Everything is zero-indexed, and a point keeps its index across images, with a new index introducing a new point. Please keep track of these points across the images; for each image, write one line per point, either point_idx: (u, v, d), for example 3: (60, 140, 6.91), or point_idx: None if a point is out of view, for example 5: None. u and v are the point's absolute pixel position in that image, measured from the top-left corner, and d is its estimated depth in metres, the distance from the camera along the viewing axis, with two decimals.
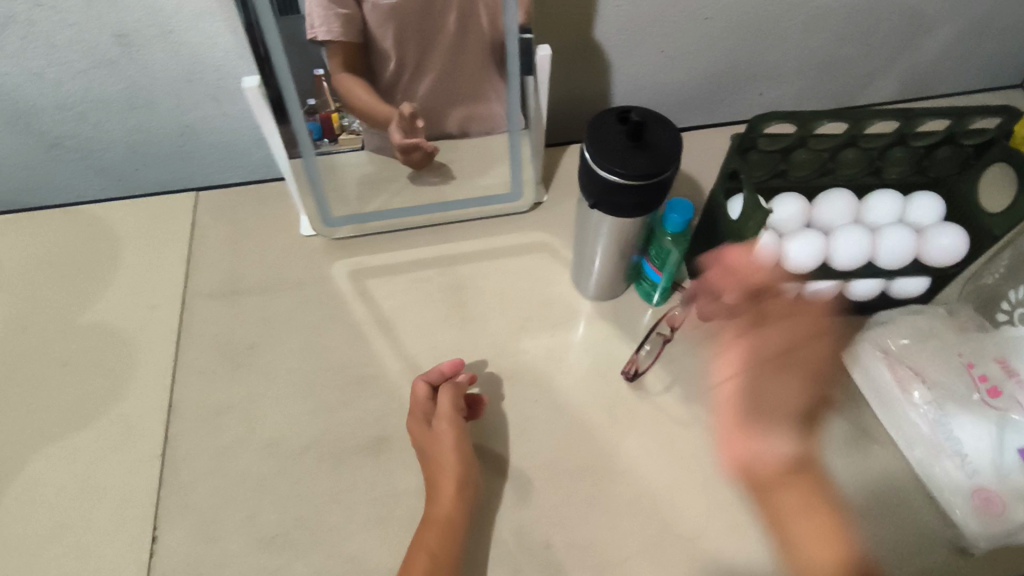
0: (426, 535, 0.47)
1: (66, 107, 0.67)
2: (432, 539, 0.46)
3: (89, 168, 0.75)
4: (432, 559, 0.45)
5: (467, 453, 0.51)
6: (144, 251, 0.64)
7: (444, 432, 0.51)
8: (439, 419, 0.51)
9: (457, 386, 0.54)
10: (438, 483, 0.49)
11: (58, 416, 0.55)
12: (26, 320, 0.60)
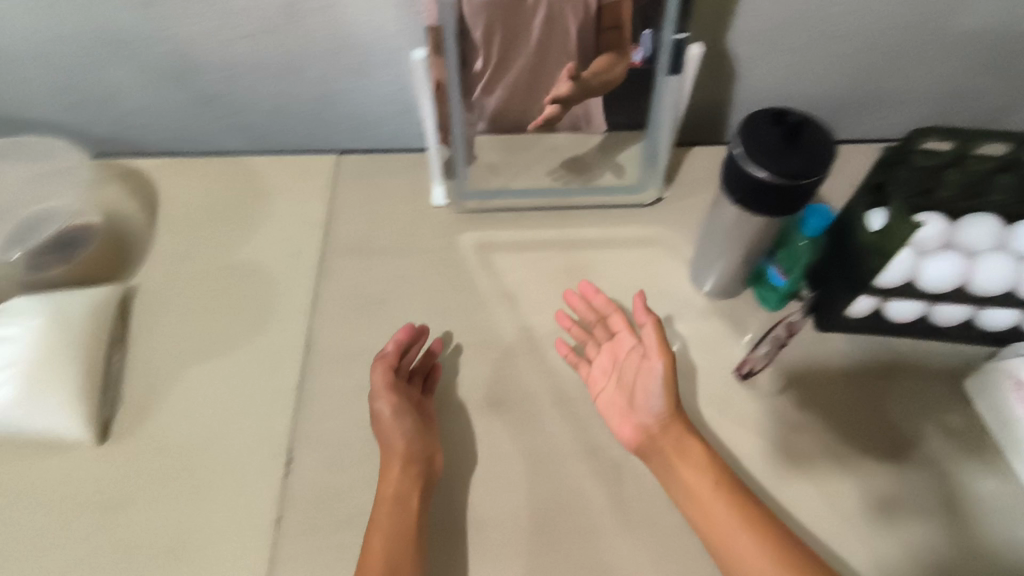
0: (381, 514, 0.49)
1: (226, 68, 0.73)
2: (387, 516, 0.48)
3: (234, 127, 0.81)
4: (389, 534, 0.47)
5: (416, 428, 0.53)
6: (287, 203, 0.69)
7: (386, 409, 0.53)
8: (379, 397, 0.54)
9: (398, 361, 0.57)
10: (388, 462, 0.51)
11: (205, 342, 0.60)
12: (184, 253, 0.66)
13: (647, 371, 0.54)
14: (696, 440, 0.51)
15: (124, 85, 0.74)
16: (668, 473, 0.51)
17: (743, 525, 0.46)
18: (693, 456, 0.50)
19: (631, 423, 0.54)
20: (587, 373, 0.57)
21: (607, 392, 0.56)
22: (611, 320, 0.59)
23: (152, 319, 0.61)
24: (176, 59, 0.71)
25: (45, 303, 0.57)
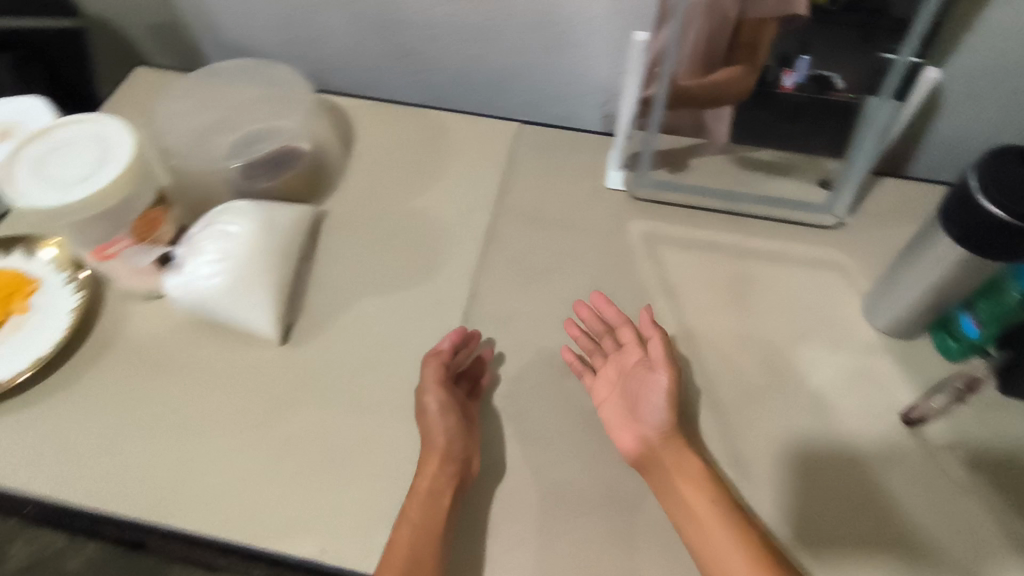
0: (410, 509, 0.49)
1: (429, 27, 0.77)
2: (416, 511, 0.49)
3: (421, 80, 0.85)
4: (414, 529, 0.48)
5: (456, 428, 0.53)
6: (470, 162, 0.73)
7: (432, 404, 0.54)
8: (428, 392, 0.54)
9: (451, 359, 0.57)
10: (425, 459, 0.51)
11: (380, 275, 0.65)
12: (374, 191, 0.71)
13: (654, 386, 0.54)
14: (694, 458, 0.51)
15: (335, 30, 0.80)
16: (665, 487, 0.51)
17: (744, 548, 0.46)
18: (688, 474, 0.50)
19: (632, 434, 0.54)
20: (592, 384, 0.57)
21: (610, 402, 0.56)
22: (621, 333, 0.59)
23: (336, 244, 0.67)
24: (390, 10, 0.76)
25: (247, 207, 0.61)
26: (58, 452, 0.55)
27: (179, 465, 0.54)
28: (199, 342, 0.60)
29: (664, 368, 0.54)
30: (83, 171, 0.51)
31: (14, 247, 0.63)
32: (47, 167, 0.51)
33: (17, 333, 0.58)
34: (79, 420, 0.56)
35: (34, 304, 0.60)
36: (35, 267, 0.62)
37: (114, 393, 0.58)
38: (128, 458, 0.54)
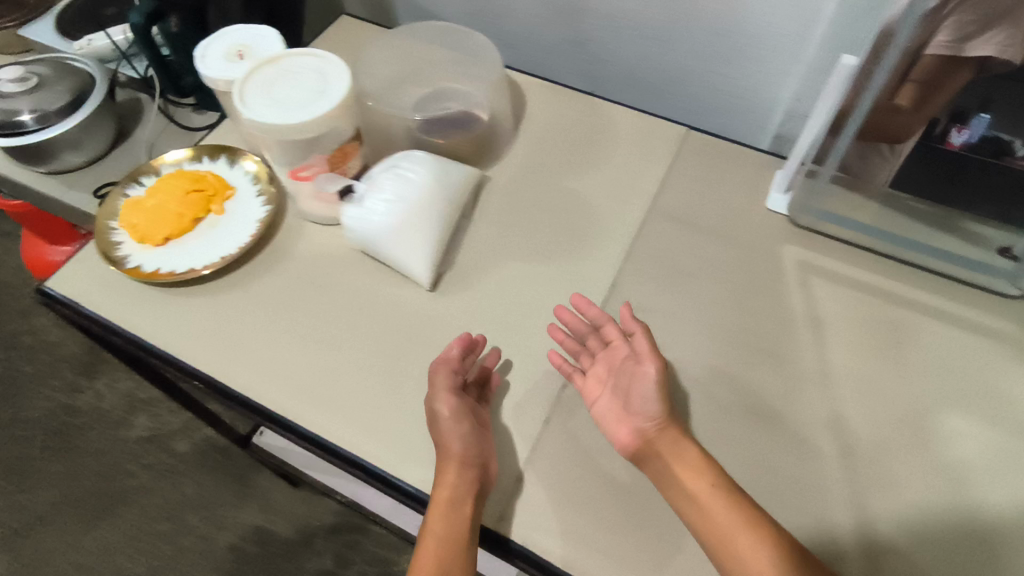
0: (434, 517, 0.51)
1: (616, 20, 0.84)
2: (439, 519, 0.50)
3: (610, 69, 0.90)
4: (442, 537, 0.50)
5: (470, 432, 0.54)
6: (632, 157, 0.74)
7: (443, 409, 0.54)
8: (438, 398, 0.54)
9: (460, 365, 0.58)
10: (441, 468, 0.52)
11: (528, 246, 0.67)
12: (534, 166, 0.74)
13: (643, 380, 0.55)
14: (692, 445, 0.52)
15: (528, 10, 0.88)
16: (665, 476, 0.51)
17: (757, 544, 0.47)
18: (691, 467, 0.51)
19: (630, 430, 0.54)
20: (582, 382, 0.58)
21: (603, 400, 0.57)
22: (606, 330, 0.60)
23: (493, 209, 0.70)
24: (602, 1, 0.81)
25: (426, 158, 0.65)
26: (228, 338, 0.62)
27: (325, 377, 0.60)
28: (357, 272, 0.66)
29: (652, 360, 0.56)
30: (304, 100, 0.57)
31: (221, 154, 0.72)
32: (276, 92, 0.58)
33: (212, 230, 0.66)
34: (248, 315, 0.63)
35: (229, 208, 0.68)
36: (235, 176, 0.70)
37: (279, 299, 0.64)
38: (285, 359, 0.61)
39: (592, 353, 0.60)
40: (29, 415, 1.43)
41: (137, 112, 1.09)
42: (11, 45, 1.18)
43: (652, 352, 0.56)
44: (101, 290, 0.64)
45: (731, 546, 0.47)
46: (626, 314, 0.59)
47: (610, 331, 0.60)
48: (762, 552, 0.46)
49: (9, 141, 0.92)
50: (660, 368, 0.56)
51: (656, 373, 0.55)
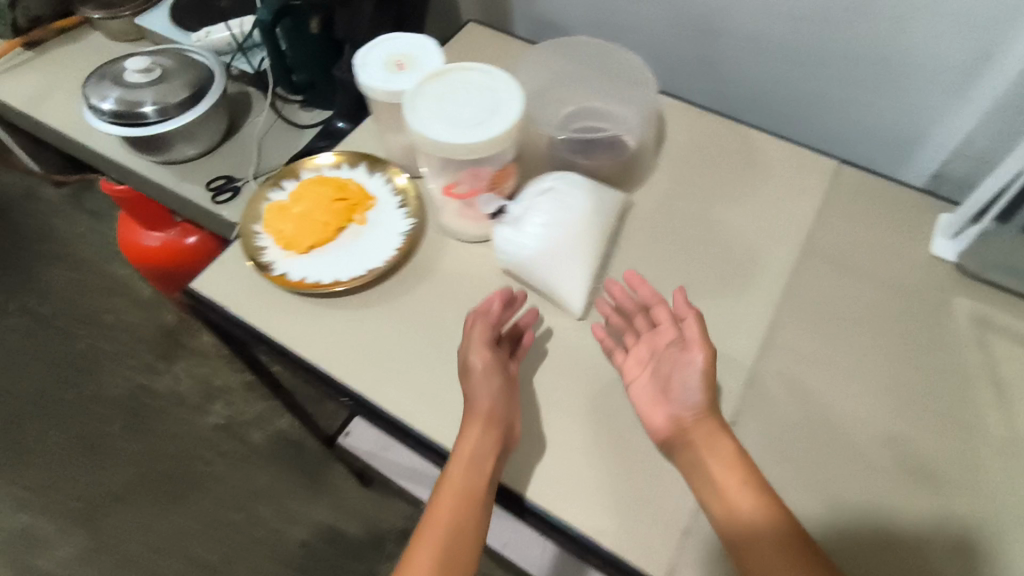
0: (452, 471, 0.53)
1: (752, 40, 0.82)
2: (456, 473, 0.53)
3: (759, 92, 0.88)
4: (456, 490, 0.52)
5: (499, 389, 0.57)
6: (785, 189, 0.71)
7: (477, 363, 0.57)
8: (474, 351, 0.57)
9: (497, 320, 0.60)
10: (466, 426, 0.55)
11: (679, 279, 0.65)
12: (681, 192, 0.71)
13: (687, 369, 0.56)
14: (727, 440, 0.53)
15: (659, 21, 0.87)
16: (695, 467, 0.53)
17: (778, 542, 0.47)
18: (726, 461, 0.52)
19: (667, 415, 0.56)
20: (624, 360, 0.60)
21: (641, 381, 0.58)
22: (656, 311, 0.60)
23: (639, 237, 0.68)
24: (777, 27, 0.79)
25: (582, 182, 0.62)
26: (375, 355, 0.61)
27: (478, 403, 0.58)
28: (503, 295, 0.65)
29: (698, 350, 0.56)
30: (478, 115, 0.56)
31: (361, 162, 0.70)
32: (448, 106, 0.56)
33: (356, 241, 0.65)
34: (395, 333, 0.62)
35: (371, 219, 0.67)
36: (375, 185, 0.69)
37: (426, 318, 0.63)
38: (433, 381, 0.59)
39: (638, 335, 0.61)
40: (110, 394, 1.46)
41: (247, 106, 1.09)
42: (125, 32, 1.19)
43: (698, 341, 0.56)
44: (247, 296, 0.64)
45: (755, 544, 0.48)
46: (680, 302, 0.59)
47: (657, 312, 0.60)
48: (782, 550, 0.47)
49: (131, 131, 0.93)
50: (706, 358, 0.56)
51: (702, 364, 0.55)
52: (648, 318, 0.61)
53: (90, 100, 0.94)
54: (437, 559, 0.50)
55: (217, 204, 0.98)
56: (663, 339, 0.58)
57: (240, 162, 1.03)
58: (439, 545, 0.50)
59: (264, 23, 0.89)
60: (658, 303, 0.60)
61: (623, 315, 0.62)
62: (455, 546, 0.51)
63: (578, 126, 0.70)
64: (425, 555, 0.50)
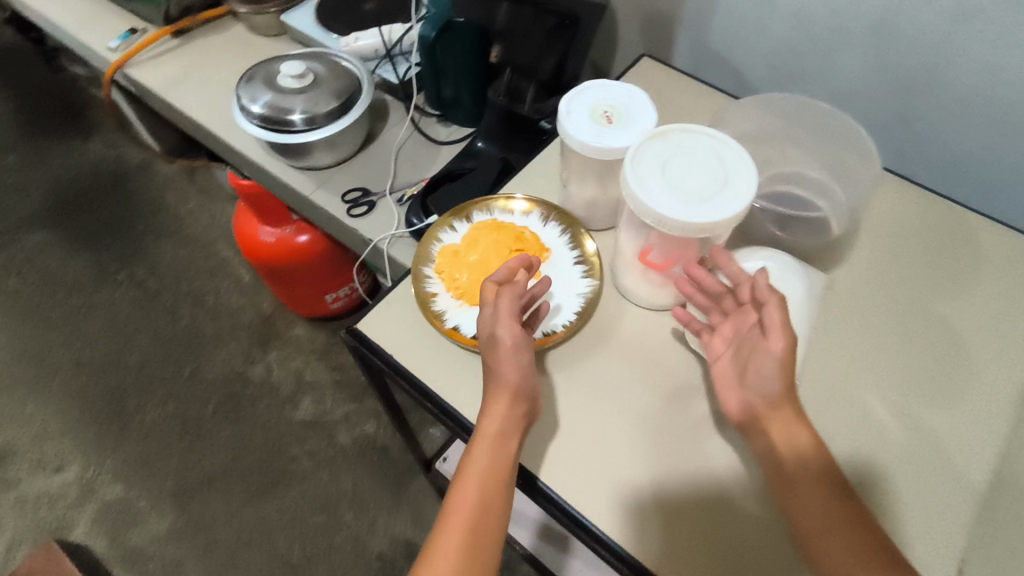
0: (478, 448, 0.52)
1: (963, 99, 0.71)
2: (484, 453, 0.51)
3: (968, 171, 0.77)
4: (485, 469, 0.51)
5: (528, 365, 0.54)
6: (1012, 287, 0.63)
7: (506, 336, 0.53)
8: (503, 325, 0.53)
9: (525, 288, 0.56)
10: (492, 399, 0.53)
11: (889, 382, 0.58)
12: (889, 278, 0.64)
13: (765, 356, 0.50)
14: (803, 430, 0.49)
15: (851, 70, 0.77)
16: (772, 461, 0.50)
17: (830, 516, 0.46)
18: (788, 448, 0.49)
19: (744, 405, 0.52)
20: (720, 342, 0.55)
21: (724, 362, 0.55)
22: (739, 289, 0.54)
23: (839, 325, 0.61)
24: (1008, 100, 0.68)
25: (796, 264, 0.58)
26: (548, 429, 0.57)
27: (664, 500, 0.53)
28: (688, 376, 0.60)
29: (772, 339, 0.48)
30: (709, 188, 0.51)
31: (536, 209, 0.66)
32: (675, 175, 0.52)
33: None
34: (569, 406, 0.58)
35: (545, 274, 0.63)
36: (550, 236, 0.65)
37: (603, 391, 0.59)
38: (613, 466, 0.55)
39: (728, 317, 0.55)
40: (206, 376, 1.48)
41: (386, 116, 1.07)
42: (268, 27, 1.18)
43: (775, 329, 0.48)
44: (415, 345, 0.60)
45: (809, 518, 0.47)
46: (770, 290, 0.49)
47: (742, 294, 0.53)
48: (839, 526, 0.45)
49: (280, 137, 0.91)
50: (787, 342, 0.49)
51: (778, 350, 0.49)
52: (735, 298, 0.55)
53: (242, 101, 0.93)
54: (467, 534, 0.49)
55: (352, 217, 0.96)
56: (745, 322, 0.53)
57: (377, 175, 1.01)
58: (469, 519, 0.49)
59: (428, 39, 0.88)
60: (742, 282, 0.53)
61: (717, 288, 0.56)
62: (484, 519, 0.50)
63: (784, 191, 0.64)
64: (455, 531, 0.49)
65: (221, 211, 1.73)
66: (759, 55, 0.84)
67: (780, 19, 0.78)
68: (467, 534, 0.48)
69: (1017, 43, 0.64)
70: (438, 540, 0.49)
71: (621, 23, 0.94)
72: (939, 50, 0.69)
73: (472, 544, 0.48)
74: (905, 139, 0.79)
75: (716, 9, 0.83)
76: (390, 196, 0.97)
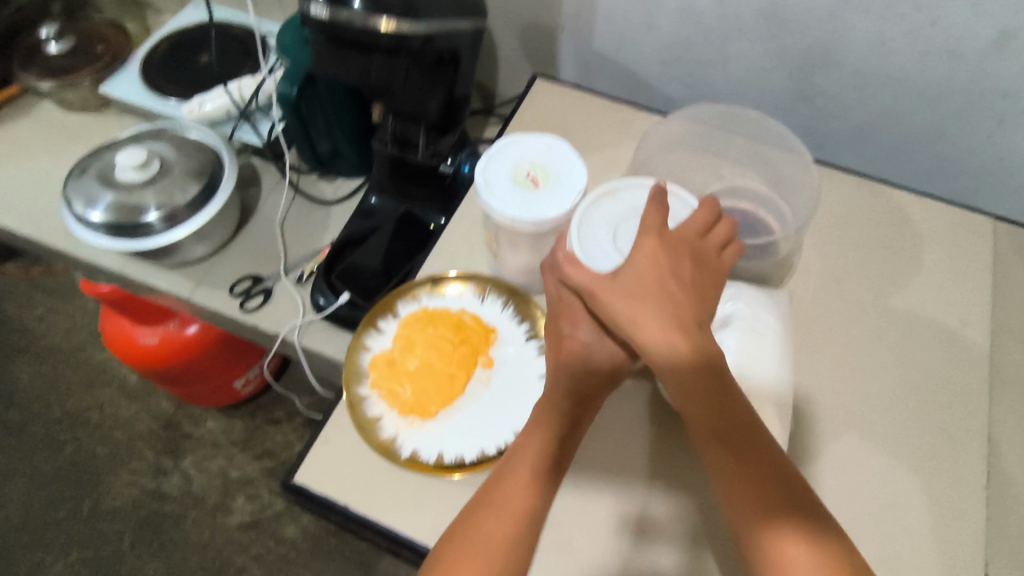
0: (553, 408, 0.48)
1: (858, 75, 0.71)
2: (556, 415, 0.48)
3: (869, 142, 0.78)
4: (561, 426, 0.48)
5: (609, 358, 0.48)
6: (952, 265, 0.64)
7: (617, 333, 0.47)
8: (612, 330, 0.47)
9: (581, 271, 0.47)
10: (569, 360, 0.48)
11: (869, 390, 0.57)
12: (840, 281, 0.63)
13: (630, 269, 0.43)
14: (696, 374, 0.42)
15: (744, 61, 0.74)
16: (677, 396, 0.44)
17: (736, 434, 0.44)
18: (697, 402, 0.43)
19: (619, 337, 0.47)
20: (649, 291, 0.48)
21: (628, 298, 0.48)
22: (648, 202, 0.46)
23: (808, 340, 0.60)
24: (902, 70, 0.68)
25: (765, 297, 0.54)
26: (553, 542, 0.52)
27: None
28: (668, 441, 0.56)
29: (641, 237, 0.44)
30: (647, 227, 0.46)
31: (467, 285, 0.59)
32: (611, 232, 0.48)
33: (488, 391, 0.54)
34: (572, 512, 0.53)
35: (497, 358, 0.56)
36: (492, 314, 0.58)
37: (598, 485, 0.54)
38: (636, 564, 0.50)
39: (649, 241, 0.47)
40: (113, 506, 1.28)
41: (258, 185, 0.93)
42: (85, 101, 0.99)
43: (646, 228, 0.44)
44: (373, 484, 0.51)
45: (723, 437, 0.44)
46: (704, 204, 0.47)
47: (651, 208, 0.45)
48: (750, 479, 0.43)
49: (136, 242, 0.76)
50: (659, 249, 0.43)
51: (644, 251, 0.43)
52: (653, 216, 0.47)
53: (76, 208, 0.77)
54: (534, 491, 0.45)
55: (247, 312, 0.83)
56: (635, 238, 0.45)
57: (266, 256, 0.88)
58: (538, 475, 0.46)
59: (290, 96, 0.77)
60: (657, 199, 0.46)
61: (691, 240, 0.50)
62: (553, 479, 0.46)
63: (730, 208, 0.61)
64: (523, 488, 0.45)
65: (81, 310, 1.49)
66: (651, 55, 0.79)
67: (667, 18, 0.74)
68: (535, 491, 0.45)
69: (906, 14, 0.63)
70: (505, 493, 0.45)
71: (500, 40, 0.87)
72: (833, 30, 0.67)
73: (536, 504, 0.45)
74: (809, 118, 0.78)
75: (598, 14, 0.77)
76: (287, 277, 0.85)
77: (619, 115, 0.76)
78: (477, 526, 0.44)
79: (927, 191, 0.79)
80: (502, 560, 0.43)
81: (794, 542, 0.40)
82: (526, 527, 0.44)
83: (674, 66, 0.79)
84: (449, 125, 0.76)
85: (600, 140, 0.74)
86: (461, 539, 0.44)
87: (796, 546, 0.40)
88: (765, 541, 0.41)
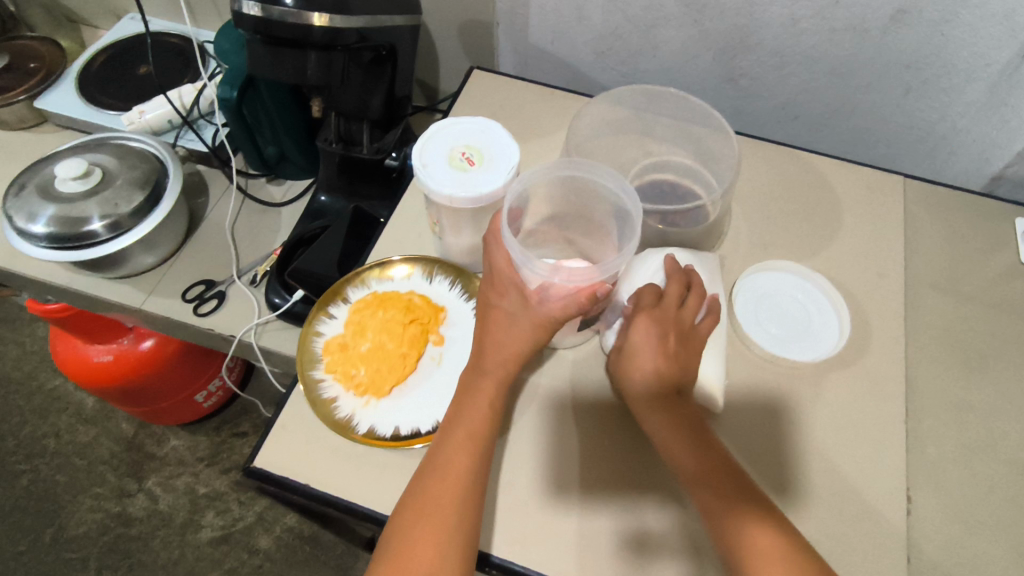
0: (491, 373, 0.52)
1: (775, 55, 0.75)
2: (492, 385, 0.52)
3: (792, 117, 0.83)
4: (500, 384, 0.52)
5: (537, 331, 0.51)
6: (869, 222, 0.68)
7: (553, 311, 0.50)
8: (547, 304, 0.50)
9: (503, 267, 0.52)
10: (497, 334, 0.53)
11: (799, 340, 0.61)
12: (769, 243, 0.67)
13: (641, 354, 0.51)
14: (663, 410, 0.51)
15: (671, 47, 0.78)
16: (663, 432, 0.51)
17: (715, 475, 0.48)
18: (675, 438, 0.50)
19: (565, 300, 0.49)
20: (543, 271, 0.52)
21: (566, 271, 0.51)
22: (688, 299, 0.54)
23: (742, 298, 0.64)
24: (813, 49, 0.73)
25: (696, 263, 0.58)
26: (510, 505, 0.54)
27: (633, 535, 0.52)
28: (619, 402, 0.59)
29: (661, 325, 0.51)
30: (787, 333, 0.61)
31: (417, 268, 0.62)
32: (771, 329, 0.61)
33: (439, 367, 0.56)
34: (527, 477, 0.55)
35: (448, 336, 0.58)
36: (440, 294, 0.60)
37: (552, 451, 0.57)
38: (637, 529, 0.53)
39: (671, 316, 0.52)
40: (77, 533, 1.25)
41: (209, 193, 0.94)
42: (22, 119, 0.97)
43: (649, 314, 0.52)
44: (330, 463, 0.53)
45: (701, 474, 0.48)
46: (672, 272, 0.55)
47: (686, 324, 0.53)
48: (720, 496, 0.47)
49: (80, 252, 0.75)
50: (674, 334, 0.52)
51: (655, 331, 0.51)
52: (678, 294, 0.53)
53: (17, 223, 0.76)
54: (474, 448, 0.49)
55: (201, 316, 0.83)
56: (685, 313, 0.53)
57: (219, 262, 0.88)
58: (474, 434, 0.50)
59: (231, 101, 0.76)
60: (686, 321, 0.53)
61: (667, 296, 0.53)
62: (490, 437, 0.50)
63: (656, 178, 0.68)
64: (464, 446, 0.49)
65: (34, 336, 1.46)
66: (584, 46, 0.82)
67: (594, 10, 0.77)
68: (477, 451, 0.49)
69: None
70: (447, 452, 0.49)
71: (442, 37, 0.89)
72: (749, 12, 0.71)
73: (477, 461, 0.49)
74: (737, 98, 0.83)
75: (530, 9, 0.80)
76: (240, 280, 0.86)
77: (558, 103, 0.79)
78: (426, 490, 0.47)
79: (849, 159, 0.85)
80: (456, 511, 0.46)
81: (766, 532, 0.45)
82: (471, 478, 0.48)
83: (606, 56, 0.83)
84: (393, 121, 0.77)
85: (539, 126, 0.77)
86: (414, 496, 0.48)
87: (766, 534, 0.45)
88: (743, 535, 0.45)
